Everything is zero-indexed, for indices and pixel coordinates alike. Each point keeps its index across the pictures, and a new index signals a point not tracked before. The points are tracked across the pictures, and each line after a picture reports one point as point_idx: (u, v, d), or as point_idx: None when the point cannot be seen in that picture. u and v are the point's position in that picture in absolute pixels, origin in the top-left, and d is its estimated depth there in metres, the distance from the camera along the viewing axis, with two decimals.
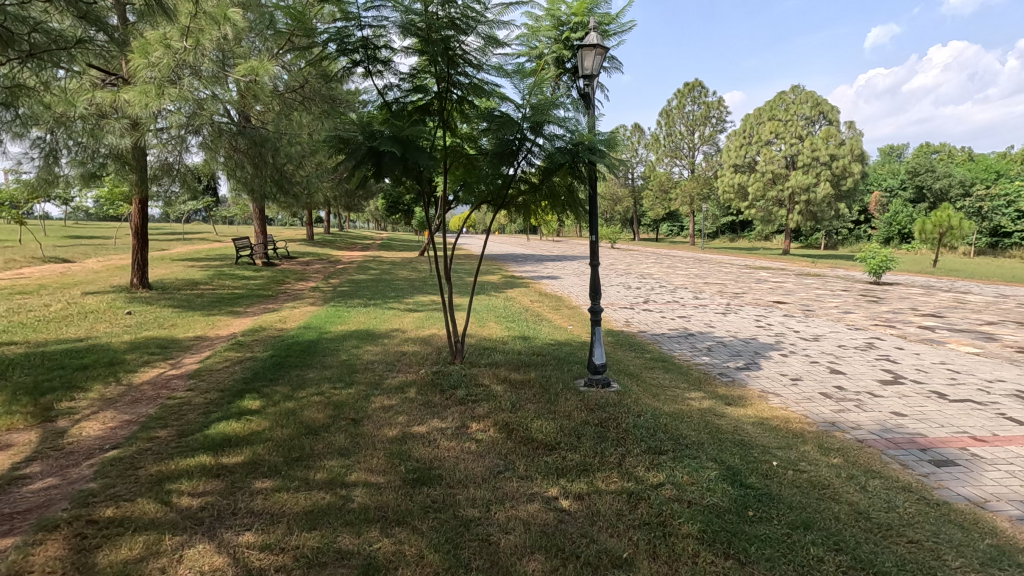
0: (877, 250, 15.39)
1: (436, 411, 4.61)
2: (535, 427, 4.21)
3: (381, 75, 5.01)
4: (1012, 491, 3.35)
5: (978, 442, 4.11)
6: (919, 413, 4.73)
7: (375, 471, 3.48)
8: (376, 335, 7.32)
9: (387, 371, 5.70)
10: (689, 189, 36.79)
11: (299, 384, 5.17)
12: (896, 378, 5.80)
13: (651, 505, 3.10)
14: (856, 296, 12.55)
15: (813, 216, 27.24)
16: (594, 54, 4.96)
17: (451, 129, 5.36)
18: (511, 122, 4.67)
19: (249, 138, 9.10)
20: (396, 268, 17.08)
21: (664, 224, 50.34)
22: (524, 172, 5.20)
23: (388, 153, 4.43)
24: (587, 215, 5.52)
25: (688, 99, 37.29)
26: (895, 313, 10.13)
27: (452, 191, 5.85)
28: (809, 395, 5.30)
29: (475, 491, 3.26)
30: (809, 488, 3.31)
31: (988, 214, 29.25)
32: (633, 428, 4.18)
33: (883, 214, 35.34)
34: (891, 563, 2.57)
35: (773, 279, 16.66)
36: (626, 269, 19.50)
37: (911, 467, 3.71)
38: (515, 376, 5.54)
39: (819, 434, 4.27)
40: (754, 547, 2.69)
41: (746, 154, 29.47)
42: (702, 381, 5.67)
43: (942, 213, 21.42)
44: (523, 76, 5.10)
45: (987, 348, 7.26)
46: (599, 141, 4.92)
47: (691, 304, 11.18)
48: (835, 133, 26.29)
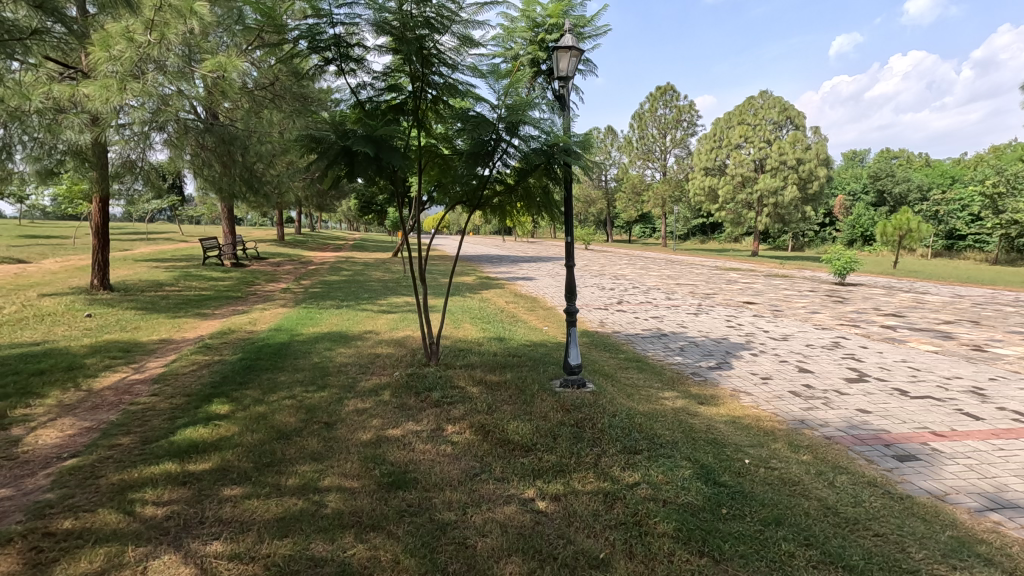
0: (842, 252, 15.86)
1: (411, 414, 4.56)
2: (511, 428, 4.20)
3: (354, 74, 4.95)
4: (970, 484, 3.48)
5: (938, 437, 4.26)
6: (882, 410, 4.88)
7: (349, 476, 3.42)
8: (350, 337, 7.21)
9: (360, 373, 5.61)
10: (660, 192, 37.39)
11: (271, 388, 5.05)
12: (861, 376, 5.98)
13: (627, 504, 3.12)
14: (822, 297, 12.90)
15: (780, 218, 27.97)
16: (569, 56, 4.98)
17: (426, 129, 5.31)
18: (486, 122, 4.69)
19: (217, 136, 8.85)
20: (369, 269, 16.91)
21: (637, 226, 51.11)
22: (499, 172, 5.18)
23: (360, 153, 4.35)
24: (563, 216, 5.52)
25: (660, 102, 37.75)
26: (859, 313, 10.44)
27: (427, 191, 5.80)
28: (779, 393, 5.42)
29: (451, 494, 3.23)
30: (779, 485, 3.38)
31: (944, 218, 30.44)
32: (608, 428, 4.20)
33: (846, 217, 36.50)
34: (859, 556, 2.64)
35: (742, 280, 17.10)
36: (600, 270, 19.88)
37: (876, 462, 3.82)
38: (491, 377, 5.53)
39: (788, 432, 4.35)
40: (728, 544, 2.73)
41: (716, 157, 30.09)
42: (675, 381, 5.73)
43: (902, 217, 22.19)
44: (498, 77, 5.10)
45: (946, 346, 7.55)
46: (575, 143, 4.96)
47: (664, 305, 11.35)
48: (801, 138, 27.02)
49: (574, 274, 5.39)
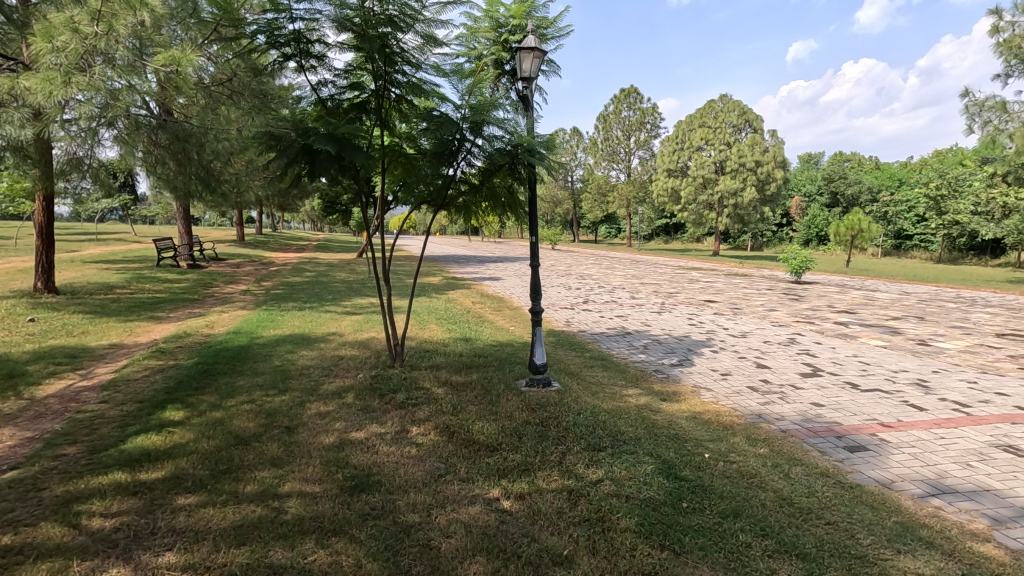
0: (797, 251, 16.41)
1: (375, 416, 4.50)
2: (476, 428, 4.19)
3: (314, 70, 4.87)
4: (913, 471, 3.65)
5: (886, 428, 4.45)
6: (834, 403, 5.08)
7: (310, 481, 3.35)
8: (312, 340, 7.07)
9: (323, 376, 5.50)
10: (625, 193, 38.00)
11: (228, 393, 4.90)
12: (815, 371, 6.21)
13: (590, 501, 3.16)
14: (779, 295, 13.36)
15: (740, 219, 28.78)
16: (532, 57, 5.00)
17: (390, 128, 5.25)
18: (449, 122, 4.67)
19: (171, 133, 8.52)
20: (333, 270, 16.63)
21: (603, 227, 51.85)
22: (464, 172, 5.16)
23: (322, 152, 4.26)
24: (527, 216, 5.51)
25: (624, 104, 38.37)
26: (813, 310, 10.85)
27: (391, 191, 5.74)
28: (738, 388, 5.58)
29: (415, 496, 3.20)
30: (737, 478, 3.48)
31: (892, 219, 31.86)
32: (573, 426, 4.24)
33: (802, 218, 37.87)
34: (812, 544, 2.74)
35: (704, 279, 17.54)
36: (567, 270, 20.06)
37: (828, 454, 3.97)
38: (457, 378, 5.51)
39: (747, 426, 4.48)
40: (688, 537, 2.80)
41: (679, 159, 30.78)
42: (639, 378, 5.84)
43: (853, 217, 23.12)
44: (462, 77, 5.10)
45: (893, 341, 7.91)
46: (539, 144, 4.99)
47: (628, 304, 11.53)
48: (760, 141, 27.87)
49: (539, 274, 5.40)
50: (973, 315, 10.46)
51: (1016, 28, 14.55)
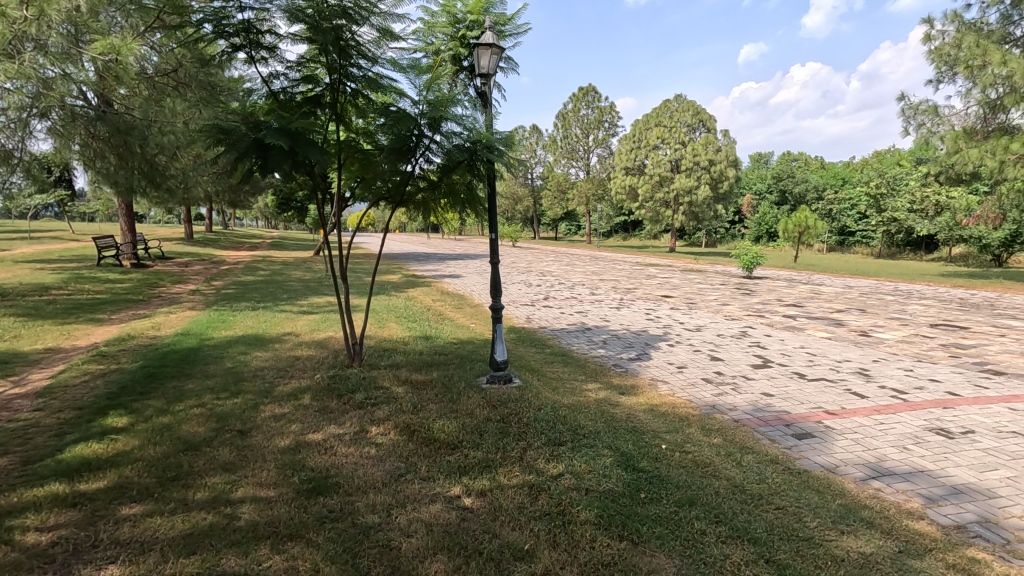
0: (749, 248, 17.00)
1: (333, 417, 4.41)
2: (437, 426, 4.16)
3: (265, 62, 4.71)
4: (855, 456, 3.85)
5: (830, 415, 4.68)
6: (783, 393, 5.29)
7: (265, 485, 3.26)
8: (267, 340, 6.86)
9: (278, 378, 5.35)
10: (584, 190, 38.44)
11: (177, 397, 4.70)
12: (765, 362, 6.46)
13: (551, 495, 3.18)
14: (732, 289, 13.82)
15: (694, 217, 29.57)
16: (490, 53, 4.98)
17: (345, 123, 5.13)
18: (407, 118, 4.61)
19: (111, 125, 8.08)
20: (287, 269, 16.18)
21: (562, 224, 52.37)
22: (422, 169, 5.10)
23: (274, 146, 4.12)
24: (487, 213, 5.49)
25: (582, 102, 38.78)
26: (763, 304, 11.28)
27: (349, 187, 5.61)
28: (693, 380, 5.75)
29: (375, 497, 3.16)
30: (693, 467, 3.58)
31: (836, 216, 33.39)
32: (533, 422, 4.27)
33: (754, 215, 39.28)
34: (763, 529, 2.85)
35: (661, 275, 17.96)
36: (527, 267, 20.15)
37: (778, 441, 4.13)
38: (417, 376, 5.46)
39: (701, 417, 4.62)
40: (646, 526, 2.86)
41: (636, 157, 31.35)
42: (598, 373, 5.93)
43: (801, 215, 24.12)
44: (419, 72, 5.05)
45: (837, 332, 8.31)
46: (497, 140, 4.99)
47: (587, 300, 11.68)
48: (713, 140, 28.65)
49: (499, 271, 5.39)
50: (909, 307, 11.08)
51: (945, 37, 15.46)
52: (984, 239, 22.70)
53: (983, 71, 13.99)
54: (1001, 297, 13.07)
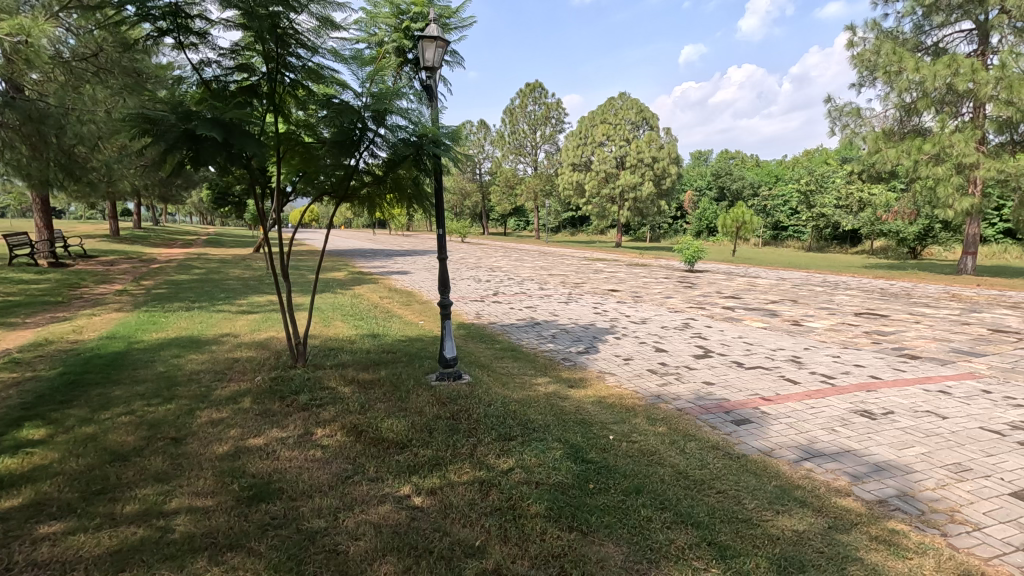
0: (691, 242, 17.59)
1: (275, 420, 4.25)
2: (385, 426, 4.08)
3: (196, 49, 4.46)
4: (789, 439, 4.06)
5: (766, 401, 4.92)
6: (723, 381, 5.52)
7: (202, 494, 3.10)
8: (202, 342, 6.53)
9: (215, 381, 5.10)
10: (533, 186, 38.67)
11: (102, 404, 4.41)
12: (706, 352, 6.71)
13: (501, 490, 3.19)
14: (675, 283, 14.27)
15: (639, 212, 30.31)
16: (435, 46, 4.91)
17: (284, 114, 4.93)
18: (350, 110, 4.48)
19: (22, 112, 7.40)
20: (224, 267, 15.44)
21: (511, 220, 52.52)
22: (366, 163, 4.96)
23: (206, 138, 3.90)
24: (434, 209, 5.42)
25: (529, 98, 38.97)
26: (705, 296, 11.71)
27: (289, 181, 5.41)
28: (639, 371, 5.91)
29: (321, 501, 3.07)
30: (639, 456, 3.67)
31: (770, 212, 35.07)
32: (483, 417, 4.27)
33: (695, 211, 40.71)
34: (705, 513, 2.96)
35: (608, 269, 18.32)
36: (477, 263, 20.07)
37: (718, 428, 4.31)
38: (364, 376, 5.34)
39: (647, 407, 4.75)
40: (595, 516, 2.91)
41: (583, 153, 31.80)
42: (547, 367, 5.99)
43: (738, 210, 25.17)
44: (362, 64, 4.92)
45: (772, 322, 8.74)
46: (444, 135, 4.92)
47: (536, 295, 11.77)
48: (656, 138, 29.44)
49: (447, 266, 5.34)
50: (836, 297, 11.78)
51: (866, 43, 16.49)
52: (901, 233, 24.78)
53: (899, 76, 15.03)
54: (916, 287, 14.11)
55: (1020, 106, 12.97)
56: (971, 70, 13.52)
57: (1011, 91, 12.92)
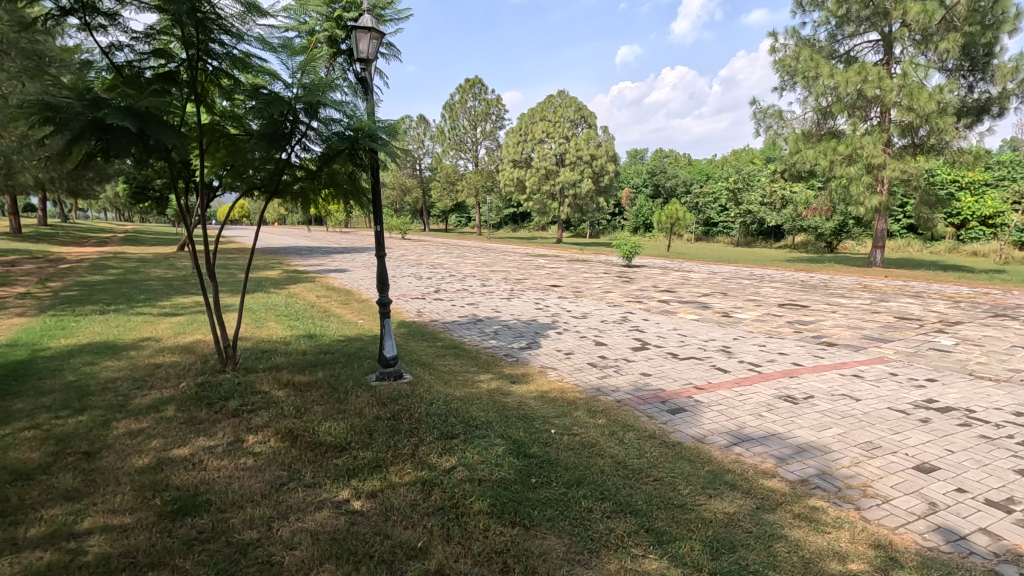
0: (628, 238, 18.09)
1: (202, 428, 4.02)
2: (322, 430, 3.95)
3: (104, 31, 4.11)
4: (720, 425, 4.26)
5: (699, 390, 5.14)
6: (660, 372, 5.72)
7: (119, 512, 2.89)
8: (120, 348, 6.07)
9: (134, 389, 4.76)
10: (473, 182, 38.54)
11: (2, 419, 4.01)
12: (644, 344, 6.93)
13: (444, 489, 3.16)
14: (614, 277, 14.63)
15: (579, 209, 30.87)
16: (369, 37, 4.77)
17: (207, 104, 4.65)
18: (279, 101, 4.28)
19: None
20: (144, 267, 14.43)
21: (453, 216, 52.15)
22: (298, 157, 4.76)
23: (117, 127, 3.60)
24: (372, 205, 5.27)
25: (469, 94, 38.74)
26: (642, 290, 12.07)
27: (215, 175, 5.10)
28: (580, 365, 6.02)
29: (253, 510, 2.93)
30: (580, 448, 3.74)
31: (702, 209, 36.60)
32: (425, 417, 4.21)
33: (632, 208, 41.88)
34: (643, 501, 3.05)
35: (549, 265, 18.53)
36: (418, 260, 19.77)
37: (655, 417, 4.45)
38: (300, 378, 5.13)
39: (588, 400, 4.84)
40: (537, 510, 2.94)
41: (523, 150, 31.96)
42: (490, 363, 5.99)
43: (672, 207, 26.08)
44: (292, 53, 4.72)
45: (704, 314, 9.14)
46: (380, 129, 4.79)
47: (478, 291, 11.74)
48: (594, 136, 30.01)
49: (386, 264, 5.19)
50: (762, 290, 12.44)
51: (787, 50, 17.47)
52: (819, 228, 26.46)
53: (815, 81, 16.02)
54: (833, 279, 15.12)
55: (919, 111, 14.16)
56: (878, 78, 14.69)
57: (912, 98, 14.08)
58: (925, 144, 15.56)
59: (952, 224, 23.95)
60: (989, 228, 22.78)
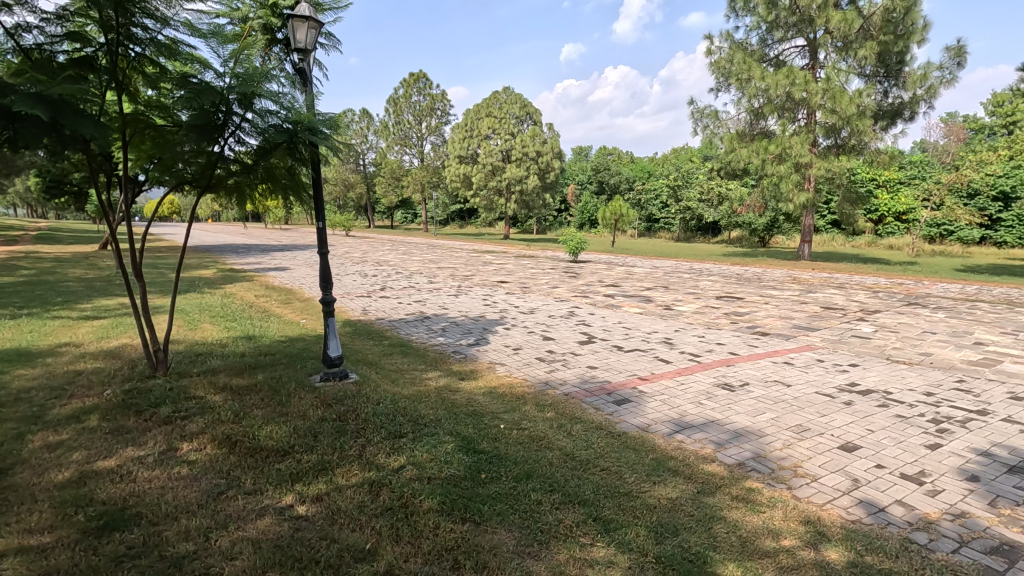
0: (574, 234, 18.35)
1: (130, 437, 3.78)
2: (263, 434, 3.80)
3: (10, 10, 3.77)
4: (663, 414, 4.40)
5: (643, 380, 5.30)
6: (605, 364, 5.86)
7: (37, 532, 2.67)
8: (35, 355, 5.61)
9: (52, 399, 4.41)
10: (419, 178, 37.97)
11: None
12: (590, 338, 7.07)
13: (392, 489, 3.11)
14: (561, 273, 14.82)
15: (525, 205, 31.06)
16: (306, 27, 4.61)
17: (130, 92, 4.35)
18: (210, 90, 4.07)
19: None
20: (61, 267, 13.38)
21: (398, 212, 51.28)
22: (232, 150, 4.54)
23: (27, 115, 3.31)
24: (312, 200, 5.10)
25: (413, 88, 38.11)
26: (588, 285, 12.30)
27: (141, 168, 4.79)
28: (528, 360, 6.08)
29: (189, 521, 2.79)
30: (529, 442, 3.77)
31: (644, 206, 37.64)
32: (372, 416, 4.13)
33: (577, 204, 42.52)
34: (591, 491, 3.12)
35: (497, 261, 18.54)
36: (363, 257, 19.32)
37: (601, 409, 4.55)
38: (238, 381, 4.91)
39: (536, 394, 4.90)
40: (487, 505, 2.95)
41: (469, 146, 31.74)
42: (438, 361, 5.94)
43: (616, 204, 26.66)
44: (224, 41, 4.50)
45: (647, 307, 9.43)
46: (320, 122, 4.63)
47: (426, 289, 11.61)
48: (540, 133, 30.19)
49: (329, 261, 5.03)
50: (701, 283, 12.96)
51: (722, 52, 18.19)
52: (753, 223, 27.75)
53: (748, 83, 16.74)
54: (765, 272, 15.90)
55: (841, 114, 15.15)
56: (805, 81, 15.57)
57: (835, 101, 15.03)
58: (847, 144, 16.56)
59: (871, 220, 25.72)
60: (903, 223, 24.60)
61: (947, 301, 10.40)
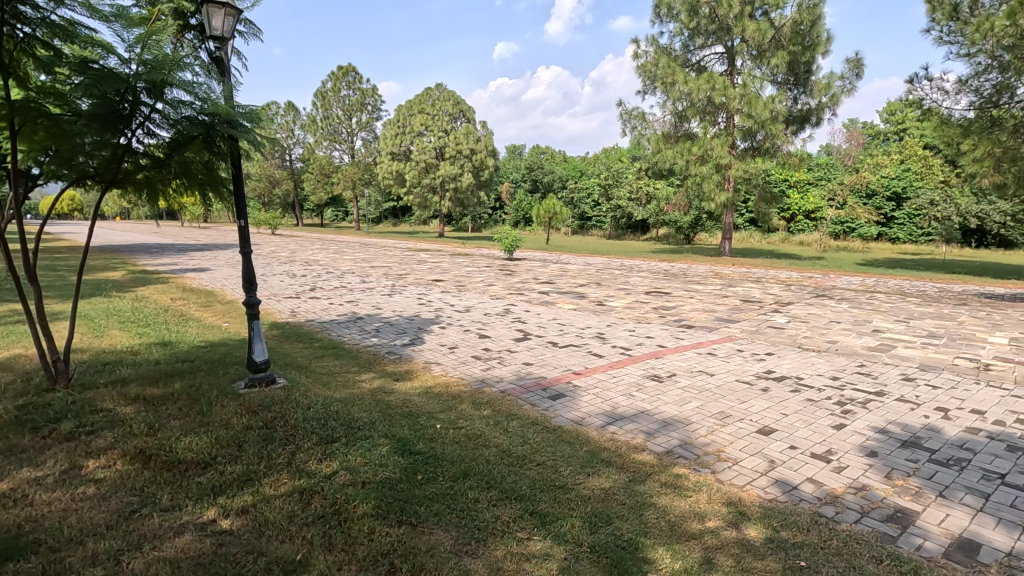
0: (509, 232, 18.43)
1: (26, 457, 3.44)
2: (181, 446, 3.56)
3: None
4: (596, 407, 4.52)
5: (577, 375, 5.41)
6: (540, 360, 5.93)
7: None
8: None
9: None
10: (349, 174, 36.82)
11: None
12: (525, 335, 7.14)
13: (324, 497, 3.01)
14: (496, 271, 14.86)
15: (460, 203, 30.89)
16: (223, 14, 4.35)
17: (19, 77, 3.94)
18: (114, 77, 3.78)
19: None
20: None
21: (328, 210, 49.57)
22: (141, 142, 4.23)
23: None
24: (232, 196, 4.83)
25: (342, 82, 36.91)
26: (523, 282, 12.41)
27: (33, 160, 4.34)
28: (464, 358, 6.06)
29: (98, 544, 2.57)
30: (465, 441, 3.76)
31: (577, 204, 38.42)
32: (302, 422, 3.97)
33: (512, 203, 42.75)
34: (527, 485, 3.15)
35: (431, 259, 18.32)
36: (290, 256, 18.51)
37: (537, 404, 4.61)
38: (153, 391, 4.58)
39: (472, 392, 4.89)
40: (424, 507, 2.91)
41: (402, 142, 31.04)
42: (372, 362, 5.80)
43: (550, 202, 27.03)
44: (128, 25, 4.17)
45: (581, 303, 9.64)
46: (240, 114, 4.38)
47: (358, 289, 11.29)
48: (473, 130, 30.06)
49: (252, 261, 4.77)
50: (630, 279, 13.41)
51: (648, 56, 18.85)
52: (678, 222, 28.97)
53: (672, 87, 17.46)
54: (690, 268, 16.65)
55: (756, 118, 16.14)
56: (724, 86, 16.45)
57: (751, 105, 16.01)
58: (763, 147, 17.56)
59: (784, 218, 27.53)
60: (811, 221, 26.49)
61: (850, 293, 11.32)
